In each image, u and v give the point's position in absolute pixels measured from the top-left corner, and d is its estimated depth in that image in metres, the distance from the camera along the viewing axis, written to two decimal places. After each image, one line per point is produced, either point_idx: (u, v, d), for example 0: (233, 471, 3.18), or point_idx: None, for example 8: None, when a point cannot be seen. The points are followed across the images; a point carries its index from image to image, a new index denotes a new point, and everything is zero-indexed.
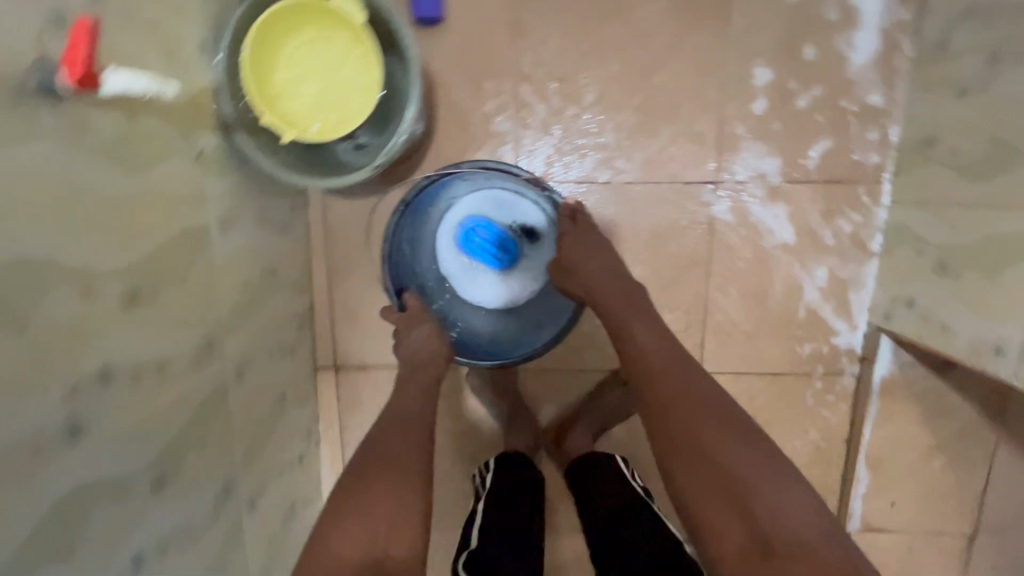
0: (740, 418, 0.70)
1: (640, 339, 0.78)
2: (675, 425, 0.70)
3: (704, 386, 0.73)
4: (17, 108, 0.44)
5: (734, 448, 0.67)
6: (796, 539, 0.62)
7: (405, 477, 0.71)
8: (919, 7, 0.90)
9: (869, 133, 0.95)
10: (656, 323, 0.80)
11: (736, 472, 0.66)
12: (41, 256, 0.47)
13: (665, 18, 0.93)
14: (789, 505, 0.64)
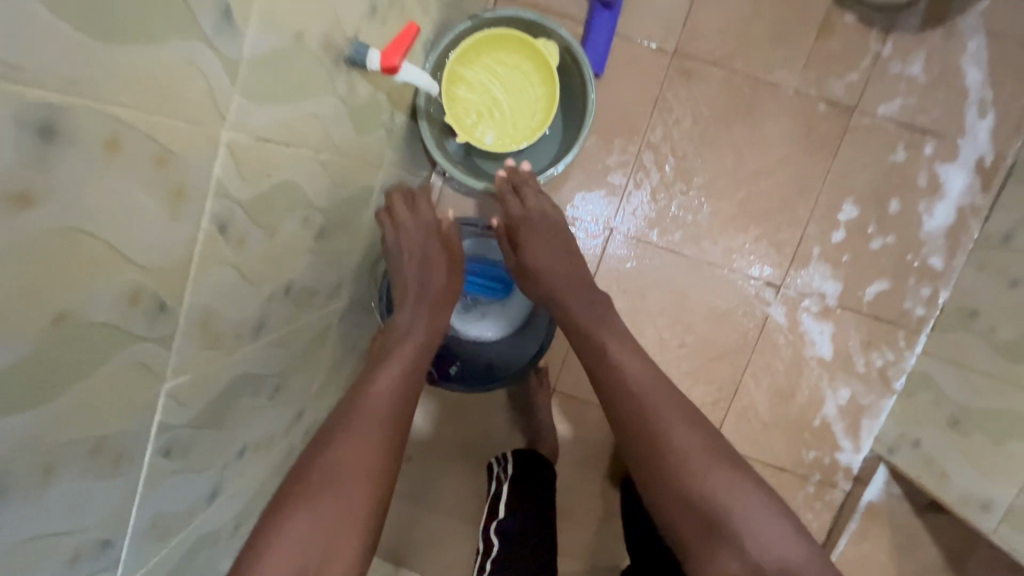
0: (686, 444, 0.63)
1: (613, 355, 0.72)
2: (643, 448, 0.64)
3: (657, 403, 0.66)
4: (333, 68, 0.55)
5: (678, 479, 0.61)
6: (778, 565, 0.56)
7: (335, 492, 0.54)
8: (994, 199, 1.04)
9: (921, 288, 1.07)
10: (635, 343, 0.74)
11: (706, 503, 0.59)
12: (300, 184, 0.57)
13: (783, 137, 1.06)
14: (764, 527, 0.57)
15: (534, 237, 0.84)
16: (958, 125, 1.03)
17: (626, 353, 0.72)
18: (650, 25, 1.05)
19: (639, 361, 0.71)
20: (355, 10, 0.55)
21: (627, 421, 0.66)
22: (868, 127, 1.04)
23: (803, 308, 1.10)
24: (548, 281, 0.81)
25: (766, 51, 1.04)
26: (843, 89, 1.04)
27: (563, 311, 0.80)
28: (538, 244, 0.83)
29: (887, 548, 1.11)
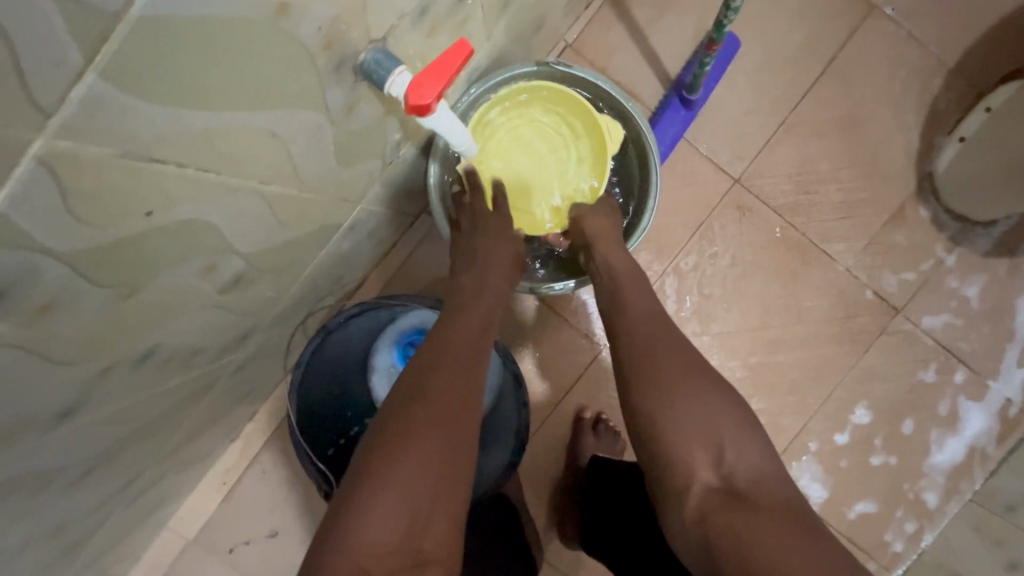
0: (682, 374, 0.50)
1: (626, 294, 0.60)
2: (631, 364, 0.52)
3: (665, 339, 0.54)
4: (324, 75, 0.34)
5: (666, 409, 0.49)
6: (754, 478, 0.46)
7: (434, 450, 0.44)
8: (1006, 455, 0.93)
9: (907, 523, 0.94)
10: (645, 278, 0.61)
11: (695, 431, 0.47)
12: (212, 224, 0.35)
13: (817, 313, 0.93)
14: (742, 439, 0.47)
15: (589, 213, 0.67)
16: (993, 363, 0.93)
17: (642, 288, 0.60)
18: (720, 144, 0.91)
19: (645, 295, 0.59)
20: (391, 8, 0.35)
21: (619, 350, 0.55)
22: (905, 332, 0.93)
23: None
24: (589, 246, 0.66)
25: (830, 215, 0.92)
26: (894, 285, 0.93)
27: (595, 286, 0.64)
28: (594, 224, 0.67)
29: None
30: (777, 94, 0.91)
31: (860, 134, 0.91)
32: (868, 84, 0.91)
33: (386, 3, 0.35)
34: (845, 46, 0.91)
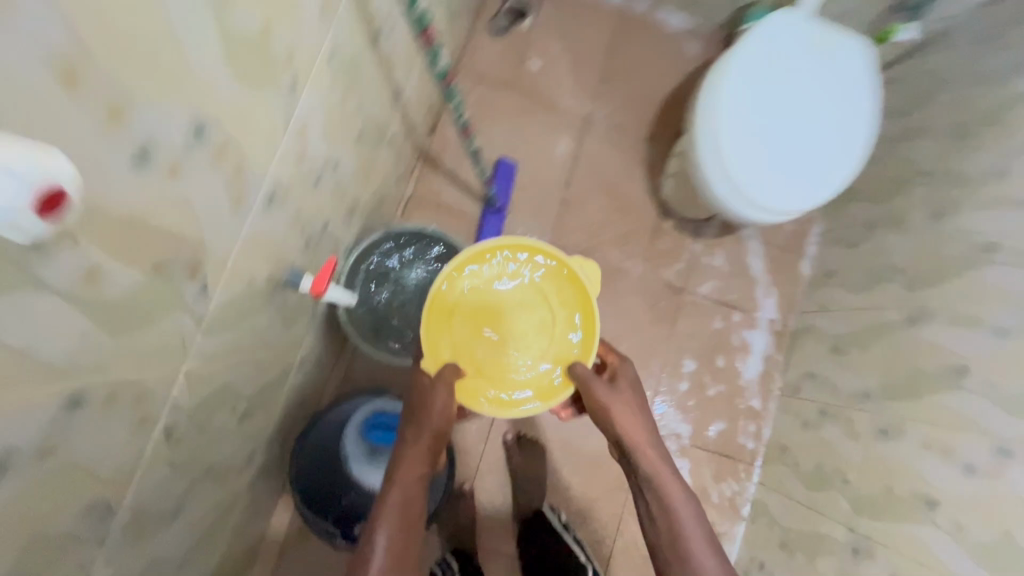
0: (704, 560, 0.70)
1: (647, 474, 0.75)
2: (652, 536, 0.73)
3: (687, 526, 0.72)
4: (270, 294, 0.70)
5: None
6: None
7: None
8: (786, 356, 1.37)
9: (748, 426, 1.34)
10: (664, 457, 0.77)
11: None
12: (233, 383, 0.69)
13: (634, 309, 1.36)
14: None
15: (605, 396, 0.79)
16: (752, 301, 1.39)
17: (671, 473, 0.75)
18: (530, 225, 1.36)
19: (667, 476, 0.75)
20: (295, 252, 0.73)
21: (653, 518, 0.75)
22: (691, 302, 1.37)
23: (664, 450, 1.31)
24: (604, 425, 0.79)
25: (616, 245, 1.38)
26: (673, 275, 1.38)
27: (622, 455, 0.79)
28: (616, 409, 0.78)
29: None
30: (553, 183, 1.38)
31: (613, 191, 1.39)
32: (605, 160, 1.40)
33: (292, 252, 0.72)
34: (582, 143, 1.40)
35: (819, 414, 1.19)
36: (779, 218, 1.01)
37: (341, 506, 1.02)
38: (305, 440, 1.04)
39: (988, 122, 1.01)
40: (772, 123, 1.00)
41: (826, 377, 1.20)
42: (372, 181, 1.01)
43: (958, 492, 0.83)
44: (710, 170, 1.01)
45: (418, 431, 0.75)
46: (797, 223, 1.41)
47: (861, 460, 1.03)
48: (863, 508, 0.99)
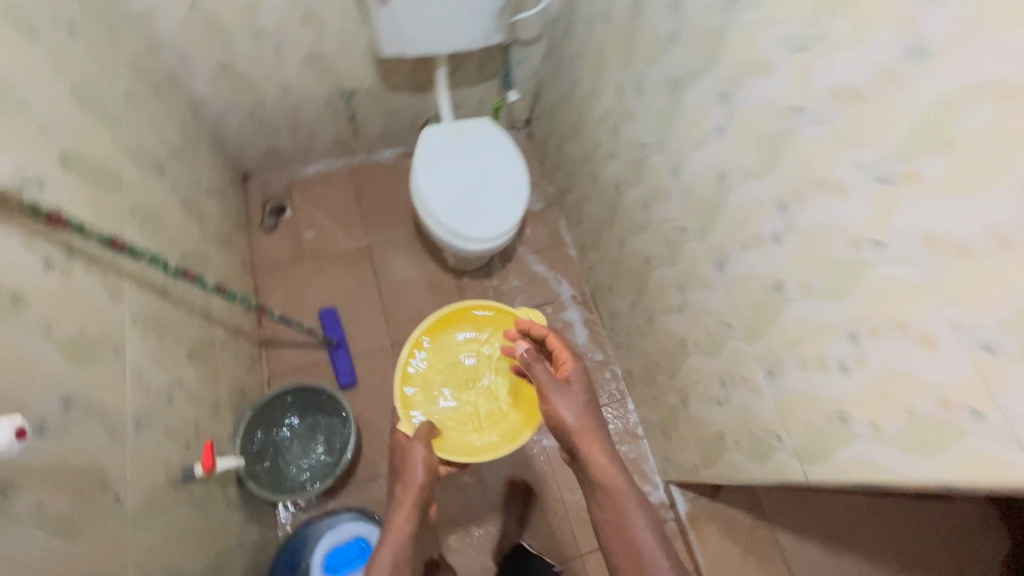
0: (623, 508, 0.94)
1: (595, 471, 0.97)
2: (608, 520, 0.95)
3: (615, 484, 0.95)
4: (175, 491, 0.93)
5: (612, 520, 0.95)
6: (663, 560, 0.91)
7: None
8: (597, 313, 1.79)
9: (604, 374, 1.71)
10: (604, 440, 0.97)
11: (625, 540, 0.93)
12: (179, 566, 0.90)
13: None
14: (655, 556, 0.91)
15: (562, 409, 0.98)
16: (553, 292, 1.81)
17: (608, 451, 0.97)
18: (371, 340, 1.68)
19: (607, 456, 0.96)
20: (179, 456, 0.97)
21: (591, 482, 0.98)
22: None
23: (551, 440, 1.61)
24: (559, 426, 0.99)
25: None
26: None
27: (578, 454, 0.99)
28: (570, 417, 0.97)
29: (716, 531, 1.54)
30: (371, 301, 1.73)
31: (416, 282, 1.77)
32: (398, 264, 1.79)
33: (176, 456, 0.96)
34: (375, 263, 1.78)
35: (628, 335, 1.59)
36: (506, 235, 1.46)
37: None
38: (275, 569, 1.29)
39: (582, 120, 1.57)
40: (460, 191, 1.47)
41: (618, 310, 1.63)
42: (223, 380, 1.28)
43: (688, 327, 1.23)
44: (445, 237, 1.44)
45: (408, 489, 1.03)
46: (548, 227, 1.90)
47: (655, 345, 1.43)
48: (672, 374, 1.36)
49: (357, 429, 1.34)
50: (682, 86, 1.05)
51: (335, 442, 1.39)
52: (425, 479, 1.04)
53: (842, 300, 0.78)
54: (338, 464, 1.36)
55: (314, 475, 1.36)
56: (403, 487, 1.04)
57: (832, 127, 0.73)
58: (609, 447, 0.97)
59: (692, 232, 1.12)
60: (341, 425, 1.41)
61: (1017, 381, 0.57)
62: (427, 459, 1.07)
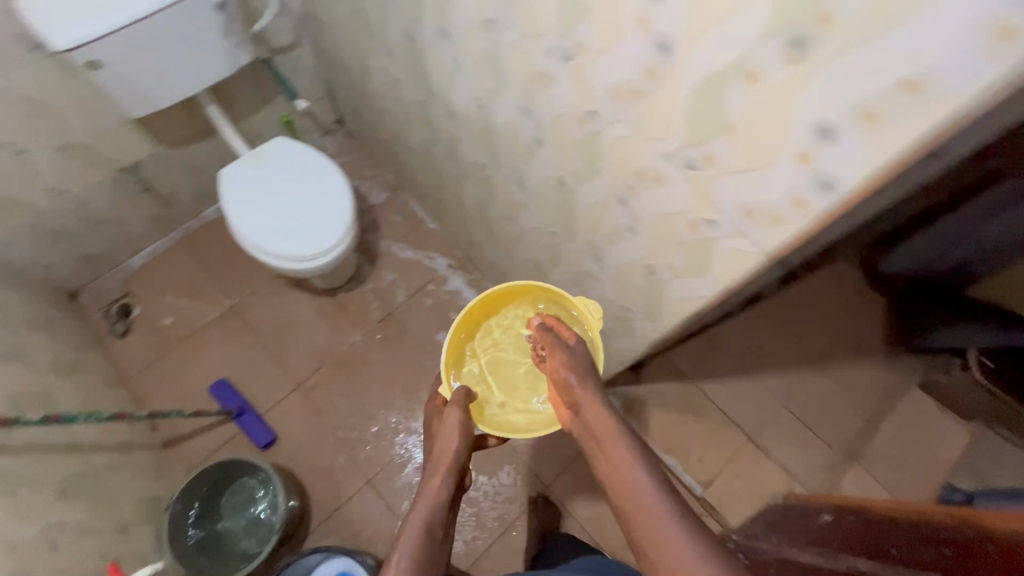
0: (618, 456, 0.71)
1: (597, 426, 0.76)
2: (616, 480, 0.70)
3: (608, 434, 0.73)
4: None
5: (609, 474, 0.71)
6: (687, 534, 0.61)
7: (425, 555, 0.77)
8: (477, 268, 1.79)
9: None
10: (600, 397, 0.78)
11: (627, 489, 0.68)
12: None
13: (382, 352, 1.69)
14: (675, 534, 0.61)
15: (563, 369, 0.81)
16: (430, 268, 1.80)
17: (603, 405, 0.77)
18: (273, 393, 1.63)
19: (603, 413, 0.76)
20: None
21: (586, 444, 0.77)
22: (405, 311, 1.75)
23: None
24: (557, 385, 0.82)
25: (331, 339, 1.70)
26: (377, 311, 1.74)
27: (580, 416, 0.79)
28: (574, 378, 0.80)
29: (651, 411, 1.72)
30: (257, 357, 1.67)
31: (296, 319, 1.73)
32: (269, 310, 1.73)
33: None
34: (245, 318, 1.71)
35: (506, 278, 1.63)
36: (344, 239, 1.44)
37: None
38: None
39: (375, 97, 1.54)
40: (282, 219, 1.43)
41: (489, 259, 1.66)
42: (124, 501, 1.24)
43: (536, 249, 1.28)
44: (288, 268, 1.41)
45: (444, 454, 0.88)
46: (402, 210, 1.88)
47: (527, 275, 1.47)
48: None
49: (282, 486, 1.34)
50: (415, 36, 1.07)
51: (268, 504, 1.38)
52: (462, 447, 0.89)
53: (601, 171, 0.84)
54: (276, 524, 1.36)
55: (257, 542, 1.36)
56: (438, 455, 0.89)
57: None
58: (605, 405, 0.77)
59: (492, 165, 1.16)
60: (269, 487, 1.39)
61: (719, 181, 0.64)
62: (462, 426, 0.91)
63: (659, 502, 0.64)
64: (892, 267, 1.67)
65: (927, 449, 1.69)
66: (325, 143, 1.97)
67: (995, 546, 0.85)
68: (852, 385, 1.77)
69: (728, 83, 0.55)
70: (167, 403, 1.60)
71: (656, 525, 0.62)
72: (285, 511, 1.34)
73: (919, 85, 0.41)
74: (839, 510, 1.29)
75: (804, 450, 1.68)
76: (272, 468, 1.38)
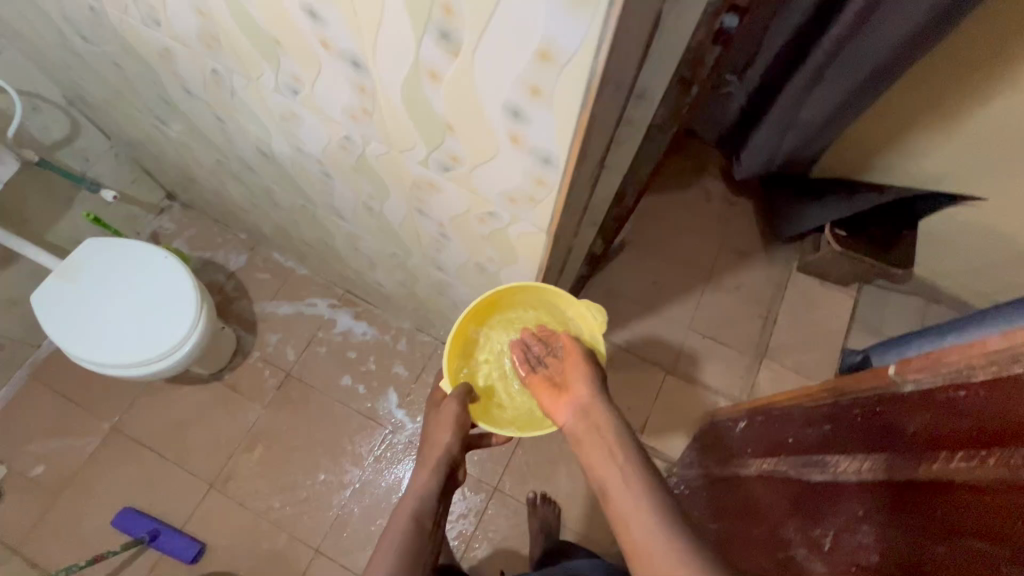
0: (617, 480, 0.66)
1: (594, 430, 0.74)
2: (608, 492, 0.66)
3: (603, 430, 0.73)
4: None
5: (613, 494, 0.65)
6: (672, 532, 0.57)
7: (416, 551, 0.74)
8: (361, 300, 1.73)
9: (407, 341, 1.69)
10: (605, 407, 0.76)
11: (625, 513, 0.61)
12: None
13: (290, 417, 1.61)
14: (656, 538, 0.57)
15: (581, 380, 0.79)
16: (313, 317, 1.71)
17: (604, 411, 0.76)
18: (185, 499, 1.51)
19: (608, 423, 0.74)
20: None
21: (578, 442, 0.75)
22: (300, 368, 1.66)
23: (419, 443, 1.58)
24: (566, 388, 0.80)
25: (232, 422, 1.60)
26: (272, 378, 1.65)
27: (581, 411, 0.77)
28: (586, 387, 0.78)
29: None
30: (157, 469, 1.54)
31: (187, 417, 1.60)
32: (155, 415, 1.59)
33: None
34: (131, 433, 1.57)
35: (387, 301, 1.58)
36: (200, 320, 1.34)
37: None
38: None
39: (183, 161, 1.42)
40: (126, 324, 1.31)
41: (365, 288, 1.59)
42: None
43: (393, 270, 1.23)
44: (145, 373, 1.30)
45: (437, 446, 0.85)
46: (266, 266, 1.77)
47: (402, 295, 1.42)
48: (429, 308, 1.38)
49: None
50: (168, 97, 0.97)
51: None
52: (454, 441, 0.85)
53: (388, 189, 0.80)
54: None
55: None
56: (431, 448, 0.86)
57: (267, 18, 0.57)
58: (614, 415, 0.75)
59: (309, 204, 1.10)
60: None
61: (474, 175, 0.62)
62: (457, 419, 0.85)
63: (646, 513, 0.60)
64: (745, 171, 1.74)
65: (821, 324, 1.82)
66: (162, 223, 1.80)
67: (858, 409, 0.92)
68: (745, 289, 1.87)
69: (422, 85, 0.52)
70: (70, 555, 1.44)
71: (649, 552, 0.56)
72: None
73: (551, 53, 0.40)
74: (750, 412, 1.30)
75: (719, 363, 1.77)
76: None
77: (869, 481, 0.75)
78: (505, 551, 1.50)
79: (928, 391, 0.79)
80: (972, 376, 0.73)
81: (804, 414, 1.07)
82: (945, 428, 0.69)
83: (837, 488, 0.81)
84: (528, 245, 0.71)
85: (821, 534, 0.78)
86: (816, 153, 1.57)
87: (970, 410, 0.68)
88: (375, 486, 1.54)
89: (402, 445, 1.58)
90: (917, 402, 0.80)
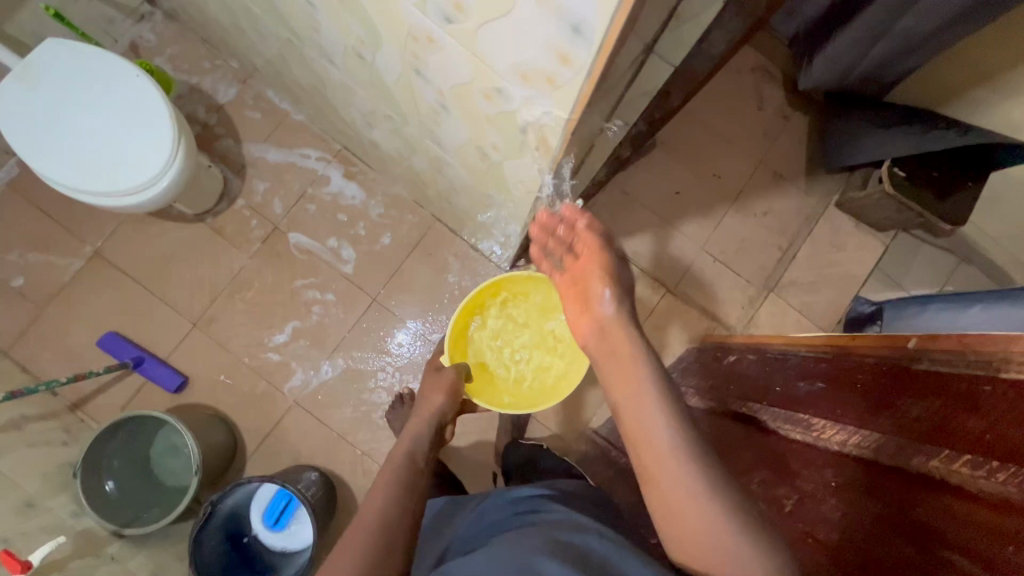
0: (640, 400, 0.64)
1: (613, 368, 0.70)
2: (632, 427, 0.64)
3: (624, 352, 0.70)
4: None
5: (632, 419, 0.64)
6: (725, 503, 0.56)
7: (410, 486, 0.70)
8: (358, 162, 1.59)
9: (401, 213, 1.58)
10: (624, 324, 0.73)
11: (651, 453, 0.61)
12: None
13: (274, 271, 1.56)
14: (684, 507, 0.57)
15: (598, 279, 0.76)
16: (305, 170, 1.59)
17: (623, 325, 0.73)
18: (167, 333, 1.53)
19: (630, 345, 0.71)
20: None
21: (601, 368, 0.72)
22: (288, 222, 1.58)
23: (402, 318, 1.56)
24: (588, 293, 0.77)
25: (216, 267, 1.56)
26: (258, 228, 1.57)
27: (604, 320, 0.74)
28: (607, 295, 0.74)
29: None
30: (140, 301, 1.53)
31: (171, 255, 1.55)
32: (136, 246, 1.55)
33: None
34: (113, 261, 1.54)
35: (384, 167, 1.45)
36: (177, 156, 1.22)
37: (247, 533, 1.38)
38: (201, 533, 1.25)
39: None
40: (93, 147, 1.19)
41: (361, 147, 1.45)
42: (24, 476, 1.19)
43: (391, 136, 1.09)
44: (118, 205, 1.22)
45: None
46: (257, 103, 1.60)
47: (398, 162, 1.28)
48: (427, 184, 1.26)
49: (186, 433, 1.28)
50: None
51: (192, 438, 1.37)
52: None
53: (380, 36, 0.64)
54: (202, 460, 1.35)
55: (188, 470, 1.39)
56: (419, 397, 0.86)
57: None
58: (635, 334, 0.71)
59: (296, 39, 0.92)
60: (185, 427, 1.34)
61: (479, 33, 0.47)
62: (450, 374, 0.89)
63: (681, 459, 0.58)
64: (811, 81, 1.50)
65: (841, 267, 1.71)
66: (141, 32, 1.57)
67: (861, 372, 0.85)
68: (773, 217, 1.72)
69: None
70: (57, 367, 1.49)
71: (687, 511, 0.57)
72: (195, 448, 1.30)
73: None
74: (743, 347, 1.26)
75: (723, 291, 1.69)
76: (173, 418, 1.30)
77: (852, 455, 0.72)
78: (474, 433, 1.56)
79: (942, 376, 0.70)
80: (1000, 371, 0.64)
81: (801, 364, 1.01)
82: (954, 424, 0.63)
83: (816, 454, 0.78)
84: (540, 140, 0.58)
85: (784, 495, 0.77)
86: (901, 73, 1.32)
87: (986, 410, 0.60)
88: (355, 352, 1.55)
89: (385, 320, 1.56)
90: (928, 383, 0.72)
